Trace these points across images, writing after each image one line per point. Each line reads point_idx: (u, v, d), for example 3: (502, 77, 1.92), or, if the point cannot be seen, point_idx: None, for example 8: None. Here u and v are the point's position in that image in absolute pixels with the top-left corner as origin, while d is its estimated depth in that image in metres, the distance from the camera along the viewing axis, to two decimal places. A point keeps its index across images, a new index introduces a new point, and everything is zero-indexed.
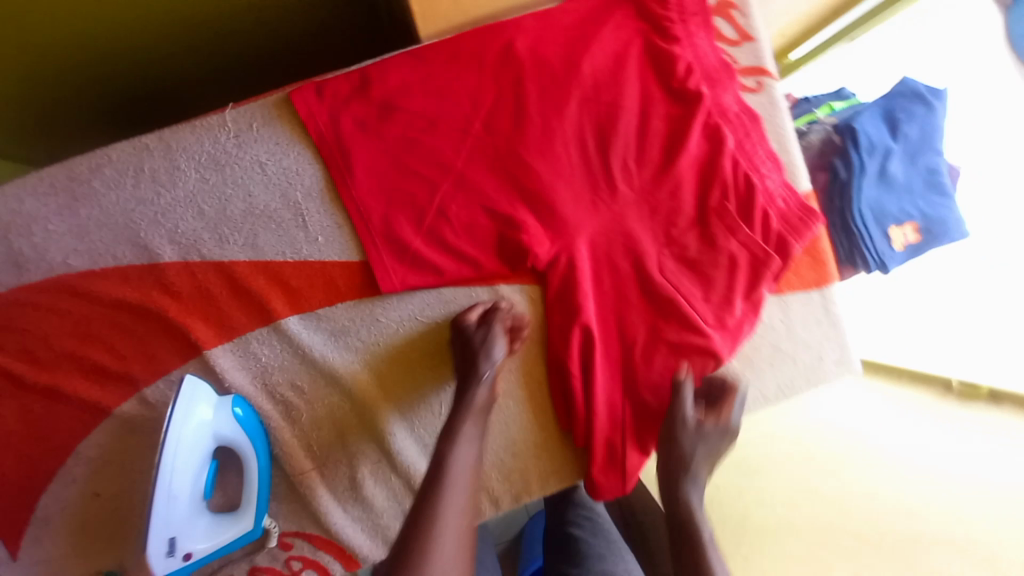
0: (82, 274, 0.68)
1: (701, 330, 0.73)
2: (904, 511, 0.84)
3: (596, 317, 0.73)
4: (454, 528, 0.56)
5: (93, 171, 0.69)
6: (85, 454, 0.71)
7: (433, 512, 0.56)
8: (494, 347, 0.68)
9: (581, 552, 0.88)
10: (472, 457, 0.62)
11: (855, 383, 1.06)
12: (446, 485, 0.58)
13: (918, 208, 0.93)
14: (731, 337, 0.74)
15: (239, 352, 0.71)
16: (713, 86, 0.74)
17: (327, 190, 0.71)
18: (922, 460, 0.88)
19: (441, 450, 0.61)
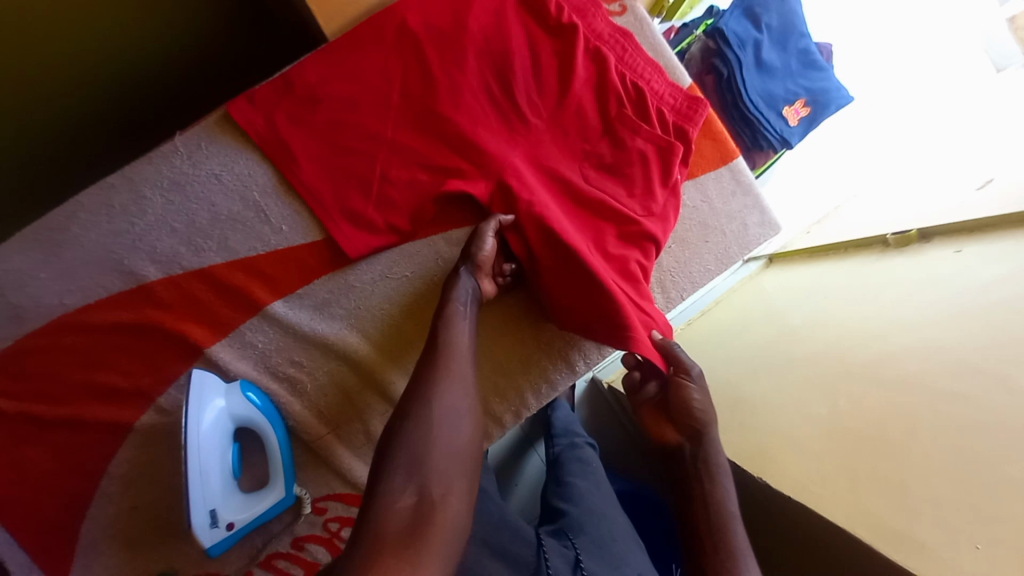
0: (78, 309, 0.76)
1: (633, 221, 0.83)
2: (863, 342, 0.89)
3: None
4: (461, 383, 0.65)
5: (69, 218, 0.77)
6: (116, 473, 0.77)
7: (445, 372, 0.65)
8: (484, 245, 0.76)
9: (577, 495, 0.88)
10: (466, 342, 0.70)
11: (810, 271, 1.17)
12: (447, 364, 0.66)
13: (800, 84, 1.06)
14: (660, 222, 0.84)
15: (236, 344, 0.78)
16: (583, 16, 0.87)
17: (280, 184, 0.81)
18: (869, 301, 0.95)
19: (442, 337, 0.70)
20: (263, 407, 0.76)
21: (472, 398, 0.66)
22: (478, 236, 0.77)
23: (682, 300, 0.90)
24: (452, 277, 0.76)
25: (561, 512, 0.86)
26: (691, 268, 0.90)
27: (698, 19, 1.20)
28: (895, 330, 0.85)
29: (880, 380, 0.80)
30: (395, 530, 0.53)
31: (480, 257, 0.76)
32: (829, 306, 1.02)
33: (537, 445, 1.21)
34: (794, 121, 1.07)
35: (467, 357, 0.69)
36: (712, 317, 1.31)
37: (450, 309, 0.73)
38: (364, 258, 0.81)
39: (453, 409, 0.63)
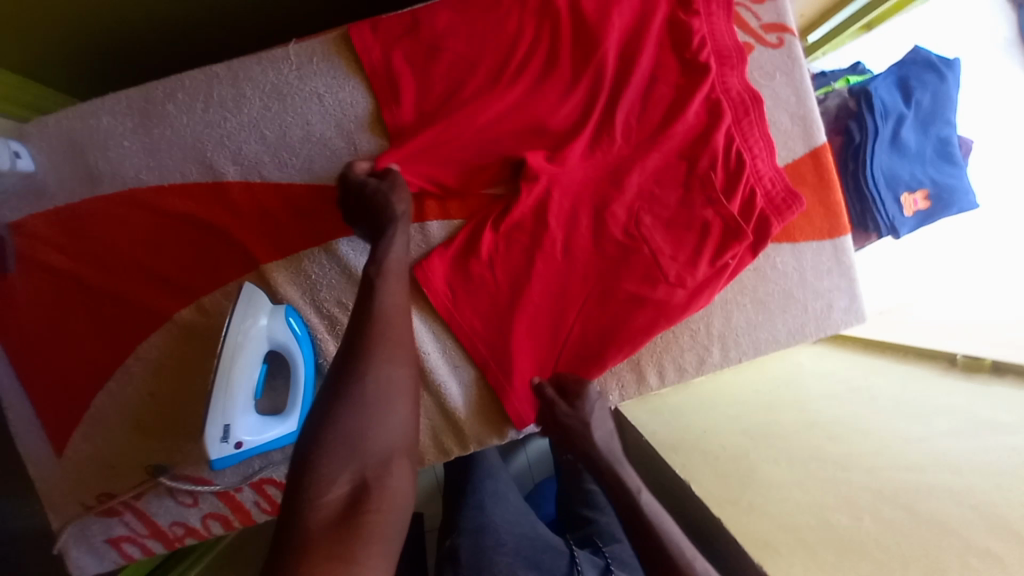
0: (152, 189, 0.76)
1: (655, 283, 0.79)
2: (908, 465, 0.83)
3: (604, 265, 0.80)
4: (397, 355, 0.58)
5: (167, 95, 0.76)
6: (143, 356, 0.78)
7: (377, 347, 0.57)
8: (397, 193, 0.70)
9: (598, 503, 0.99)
10: (401, 298, 0.63)
11: (869, 362, 1.12)
12: (381, 331, 0.59)
13: (929, 174, 0.97)
14: (689, 295, 0.80)
15: (291, 268, 0.77)
16: (721, 64, 0.79)
17: (380, 122, 0.77)
18: (922, 419, 0.90)
19: (367, 299, 0.61)
20: (301, 338, 0.75)
21: (410, 370, 0.59)
22: (395, 190, 0.70)
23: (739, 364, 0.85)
24: (384, 234, 0.67)
25: (589, 520, 0.96)
26: (759, 333, 0.85)
27: (841, 72, 1.12)
28: (941, 458, 0.83)
29: (918, 506, 0.78)
30: (321, 523, 0.47)
31: (403, 209, 0.69)
32: (876, 407, 0.97)
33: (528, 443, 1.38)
34: (910, 211, 0.97)
35: (404, 322, 0.61)
36: (743, 374, 1.26)
37: (377, 266, 0.64)
38: (441, 223, 0.81)
39: (394, 383, 0.56)
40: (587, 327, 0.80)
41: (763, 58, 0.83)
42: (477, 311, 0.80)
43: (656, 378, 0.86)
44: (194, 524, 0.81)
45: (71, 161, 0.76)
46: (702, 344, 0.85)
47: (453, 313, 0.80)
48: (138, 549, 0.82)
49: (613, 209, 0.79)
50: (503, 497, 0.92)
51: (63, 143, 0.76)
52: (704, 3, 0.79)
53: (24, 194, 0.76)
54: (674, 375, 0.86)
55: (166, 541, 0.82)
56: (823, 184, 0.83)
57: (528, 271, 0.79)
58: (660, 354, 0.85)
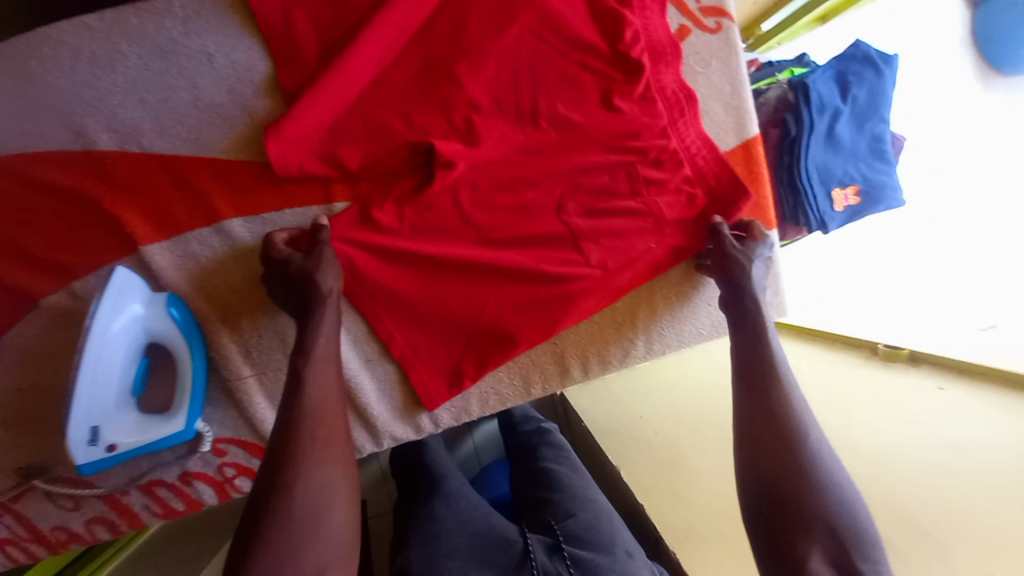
0: (10, 156, 0.65)
1: (580, 271, 0.78)
2: None
3: (527, 255, 0.78)
4: (329, 463, 0.53)
5: (24, 45, 0.64)
6: (9, 346, 0.69)
7: (303, 456, 0.52)
8: (327, 266, 0.65)
9: (555, 479, 0.96)
10: (331, 394, 0.58)
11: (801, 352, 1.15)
12: (308, 433, 0.54)
13: (860, 171, 0.98)
14: (609, 282, 0.80)
15: (177, 252, 0.69)
16: (656, 61, 0.75)
17: (283, 93, 0.69)
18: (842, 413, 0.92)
19: (292, 398, 0.56)
20: (190, 331, 0.68)
21: (348, 477, 0.54)
22: (321, 262, 0.64)
23: (663, 356, 0.85)
24: (311, 316, 0.62)
25: (546, 500, 0.94)
26: (683, 326, 0.84)
27: (785, 64, 1.10)
28: (853, 447, 0.84)
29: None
30: None
31: (329, 290, 0.64)
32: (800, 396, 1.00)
33: (474, 430, 1.37)
34: (840, 206, 0.98)
35: (336, 417, 0.57)
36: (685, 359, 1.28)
37: (305, 356, 0.60)
38: (348, 204, 0.74)
39: (323, 497, 0.51)
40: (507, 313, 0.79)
41: (699, 43, 0.79)
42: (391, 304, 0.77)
43: (581, 371, 0.84)
44: (76, 528, 0.75)
45: None
46: (626, 337, 0.84)
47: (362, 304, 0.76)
48: (23, 553, 0.75)
49: (537, 198, 0.77)
50: (456, 497, 0.89)
51: None
52: None
53: None
54: (597, 368, 0.84)
55: (51, 547, 0.75)
56: (751, 178, 0.82)
57: (449, 261, 0.76)
58: (585, 346, 0.83)
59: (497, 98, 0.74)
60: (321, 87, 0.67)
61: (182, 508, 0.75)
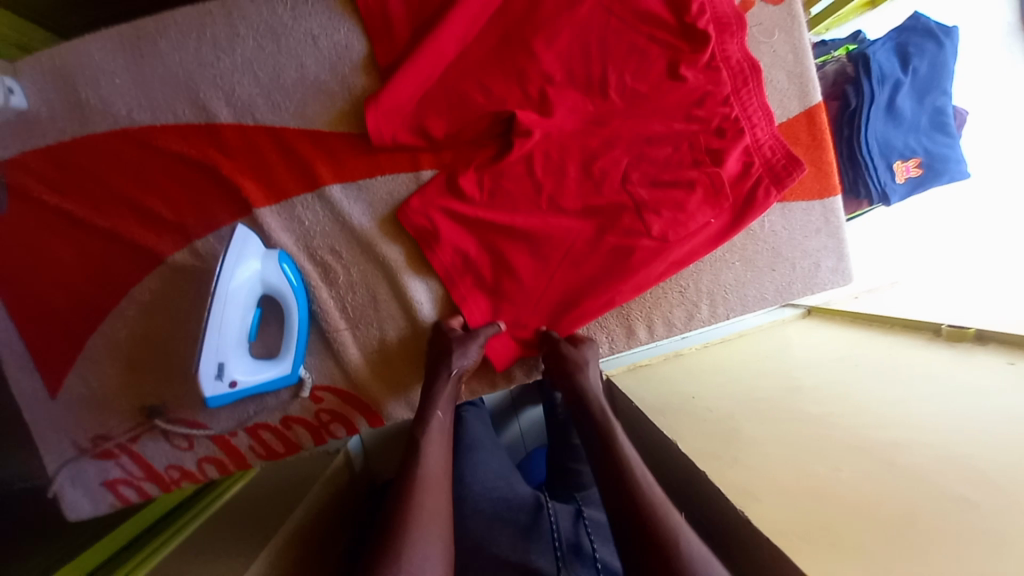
0: (144, 128, 0.75)
1: (640, 241, 0.81)
2: (879, 424, 0.85)
3: (591, 221, 0.82)
4: (434, 517, 0.59)
5: (157, 30, 0.74)
6: (138, 297, 0.78)
7: (415, 508, 0.59)
8: (466, 351, 0.77)
9: (585, 454, 0.98)
10: (439, 462, 0.66)
11: (860, 334, 1.15)
12: (419, 488, 0.61)
13: (921, 143, 0.98)
14: (669, 252, 0.81)
15: (285, 215, 0.78)
16: (722, 30, 0.79)
17: (376, 69, 0.76)
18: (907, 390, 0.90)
19: (411, 461, 0.65)
20: (296, 288, 0.77)
21: (447, 542, 0.58)
22: (463, 346, 0.76)
23: (727, 320, 0.87)
24: (433, 393, 0.74)
25: (574, 470, 0.96)
26: (746, 291, 0.86)
27: (840, 41, 1.11)
28: (913, 418, 0.84)
29: (892, 461, 0.78)
30: None
31: (460, 367, 0.75)
32: (855, 373, 1.01)
33: (521, 414, 1.35)
34: (901, 178, 0.99)
35: (440, 485, 0.64)
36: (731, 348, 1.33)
37: (427, 426, 0.70)
38: (434, 170, 0.80)
39: (427, 551, 0.55)
40: (567, 279, 0.83)
41: (763, 14, 0.82)
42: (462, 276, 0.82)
43: (645, 332, 0.88)
44: (190, 466, 0.82)
45: (60, 96, 0.75)
46: (691, 300, 0.86)
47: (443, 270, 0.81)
48: (134, 492, 0.84)
49: (604, 167, 0.81)
50: (483, 463, 0.90)
51: (52, 76, 0.75)
52: None
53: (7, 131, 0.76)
54: (662, 330, 0.88)
55: (163, 485, 0.83)
56: (814, 145, 0.84)
57: (517, 226, 0.80)
58: (649, 308, 0.87)
59: (569, 70, 0.79)
60: (411, 62, 0.74)
61: (281, 451, 0.82)
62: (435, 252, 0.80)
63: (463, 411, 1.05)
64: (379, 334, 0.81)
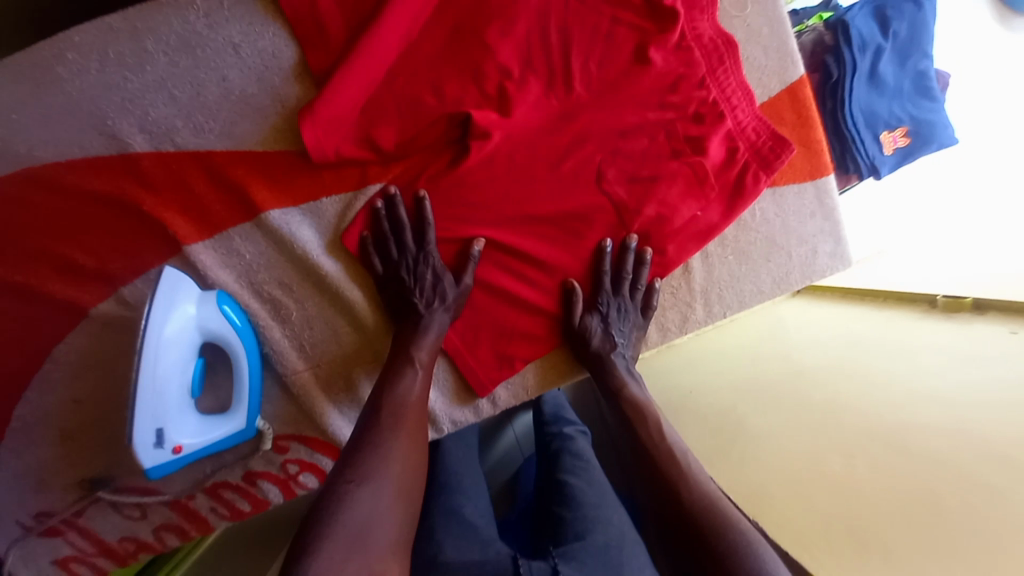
0: (51, 168, 0.66)
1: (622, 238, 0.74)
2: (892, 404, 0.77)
3: (567, 226, 0.74)
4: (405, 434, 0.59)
5: (53, 54, 0.65)
6: (63, 358, 0.69)
7: (386, 425, 0.59)
8: (443, 282, 0.70)
9: (570, 495, 0.83)
10: (416, 385, 0.65)
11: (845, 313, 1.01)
12: (391, 410, 0.61)
13: (906, 110, 0.92)
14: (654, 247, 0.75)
15: (221, 249, 0.69)
16: (691, 6, 0.72)
17: (311, 76, 0.68)
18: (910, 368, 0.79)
19: (387, 381, 0.64)
20: (241, 331, 0.68)
21: (414, 460, 0.58)
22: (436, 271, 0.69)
23: (724, 319, 0.80)
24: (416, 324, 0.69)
25: (559, 518, 0.80)
26: (742, 286, 0.80)
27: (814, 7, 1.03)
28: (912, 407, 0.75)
29: (887, 458, 0.72)
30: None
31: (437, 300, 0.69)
32: (858, 351, 0.89)
33: (513, 422, 1.24)
34: (889, 149, 0.93)
35: (414, 409, 0.63)
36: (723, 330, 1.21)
37: (414, 365, 0.66)
38: (382, 185, 0.71)
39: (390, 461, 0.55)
40: (547, 291, 0.75)
41: None
42: None
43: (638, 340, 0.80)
44: (146, 537, 0.74)
45: None
46: (684, 302, 0.79)
47: None
48: (89, 569, 0.75)
49: (577, 165, 0.73)
50: (457, 519, 0.80)
51: None
52: None
53: None
54: (655, 335, 0.81)
55: (119, 559, 0.75)
56: (801, 123, 0.77)
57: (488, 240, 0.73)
58: None
59: (528, 62, 0.71)
60: (348, 66, 0.65)
61: (248, 510, 0.74)
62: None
63: (442, 438, 0.96)
64: (344, 372, 0.72)
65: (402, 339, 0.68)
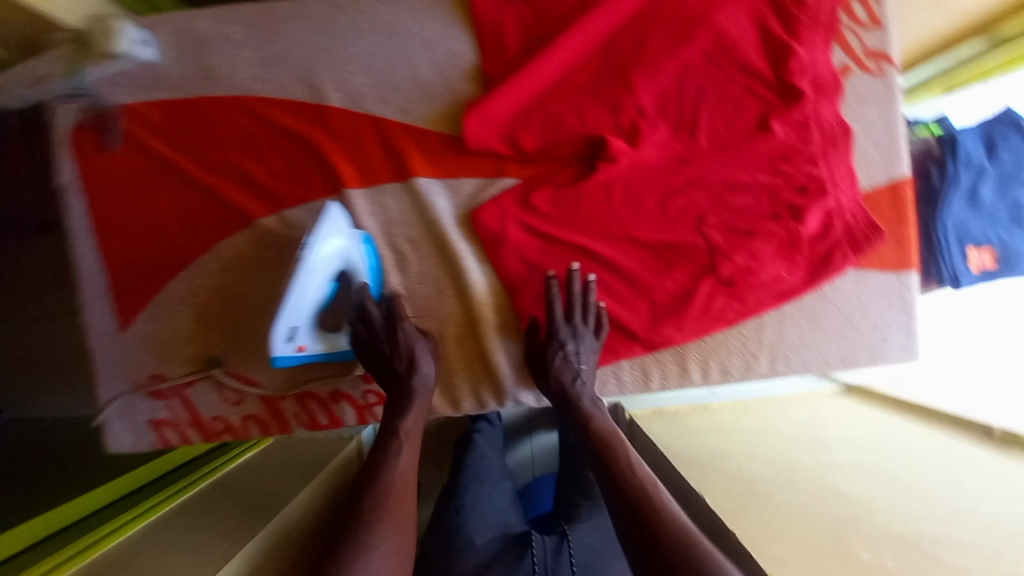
0: (258, 99, 0.79)
1: (710, 276, 0.82)
2: (922, 518, 0.83)
3: (660, 255, 0.83)
4: (397, 520, 0.62)
5: (288, 13, 0.79)
6: (221, 253, 0.82)
7: (380, 507, 0.62)
8: (408, 344, 0.77)
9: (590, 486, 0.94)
10: (408, 465, 0.69)
11: (898, 432, 1.12)
12: (384, 489, 0.65)
13: (998, 236, 0.97)
14: (736, 294, 0.82)
15: (372, 199, 0.81)
16: (818, 94, 0.80)
17: (482, 78, 0.80)
18: (946, 489, 0.89)
19: (379, 461, 0.68)
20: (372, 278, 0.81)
21: (403, 544, 0.61)
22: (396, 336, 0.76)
23: (784, 377, 0.86)
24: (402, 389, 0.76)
25: (576, 503, 0.92)
26: (809, 351, 0.85)
27: (924, 121, 1.10)
28: (939, 520, 0.82)
29: (911, 550, 0.77)
30: None
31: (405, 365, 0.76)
32: (906, 469, 0.97)
33: (534, 436, 1.34)
34: (974, 268, 0.98)
35: (408, 490, 0.67)
36: (759, 412, 1.33)
37: (399, 436, 0.71)
38: (517, 180, 0.83)
39: (381, 551, 0.58)
40: (630, 308, 0.83)
41: (861, 83, 0.84)
42: (528, 290, 0.83)
43: (700, 374, 0.87)
44: (234, 422, 0.85)
45: (182, 55, 0.79)
46: (751, 351, 0.86)
47: (512, 282, 0.83)
48: (177, 436, 0.87)
49: (683, 205, 0.82)
50: (486, 496, 0.91)
51: (178, 39, 0.79)
52: (807, 32, 0.79)
53: (131, 79, 0.79)
54: (717, 376, 0.87)
55: (205, 434, 0.86)
56: (898, 218, 0.84)
57: (590, 251, 0.82)
58: (707, 352, 0.86)
59: (663, 109, 0.81)
60: (517, 78, 0.77)
61: (324, 424, 0.85)
62: (503, 259, 0.82)
63: (475, 436, 1.05)
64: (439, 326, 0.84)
65: (391, 409, 0.74)
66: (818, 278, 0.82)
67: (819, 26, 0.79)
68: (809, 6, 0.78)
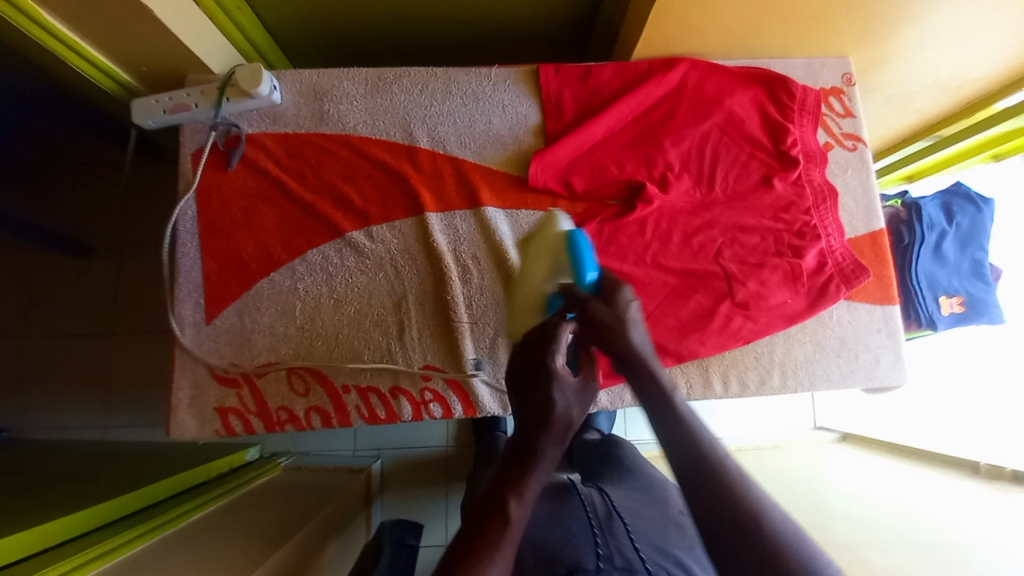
0: (362, 139, 0.98)
1: (727, 300, 0.96)
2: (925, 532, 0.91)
3: (686, 281, 0.98)
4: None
5: (393, 77, 1.00)
6: (311, 260, 0.95)
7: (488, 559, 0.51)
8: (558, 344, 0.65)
9: (617, 457, 0.97)
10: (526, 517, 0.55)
11: (893, 470, 1.21)
12: (504, 538, 0.53)
13: (963, 285, 1.14)
14: (750, 316, 0.96)
15: (444, 221, 0.98)
16: (809, 162, 1.01)
17: (544, 135, 1.01)
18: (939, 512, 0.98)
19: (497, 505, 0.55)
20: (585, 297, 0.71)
21: None
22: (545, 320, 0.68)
23: (795, 392, 0.98)
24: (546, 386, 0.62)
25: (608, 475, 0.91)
26: (814, 369, 0.98)
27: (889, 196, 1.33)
28: (946, 544, 0.88)
29: (924, 566, 0.83)
30: None
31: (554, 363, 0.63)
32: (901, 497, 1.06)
33: None
34: (946, 311, 1.15)
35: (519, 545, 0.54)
36: (761, 457, 1.40)
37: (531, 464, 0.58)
38: (568, 215, 1.00)
39: None
40: (661, 324, 0.96)
41: (840, 157, 1.06)
42: None
43: (721, 385, 0.98)
44: (298, 412, 0.93)
45: (306, 102, 0.99)
46: (765, 367, 0.98)
47: None
48: (241, 424, 0.93)
49: (703, 241, 0.99)
50: None
51: (304, 91, 0.99)
52: (798, 115, 1.01)
53: (261, 117, 0.98)
54: (736, 389, 0.98)
55: (268, 422, 0.93)
56: (878, 260, 1.02)
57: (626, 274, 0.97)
58: (727, 365, 0.98)
59: (687, 165, 1.01)
60: (573, 134, 0.97)
61: (381, 417, 0.95)
62: None
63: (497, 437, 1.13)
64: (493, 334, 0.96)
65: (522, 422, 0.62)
66: (816, 306, 0.97)
67: (808, 112, 1.01)
68: (798, 98, 1.00)
